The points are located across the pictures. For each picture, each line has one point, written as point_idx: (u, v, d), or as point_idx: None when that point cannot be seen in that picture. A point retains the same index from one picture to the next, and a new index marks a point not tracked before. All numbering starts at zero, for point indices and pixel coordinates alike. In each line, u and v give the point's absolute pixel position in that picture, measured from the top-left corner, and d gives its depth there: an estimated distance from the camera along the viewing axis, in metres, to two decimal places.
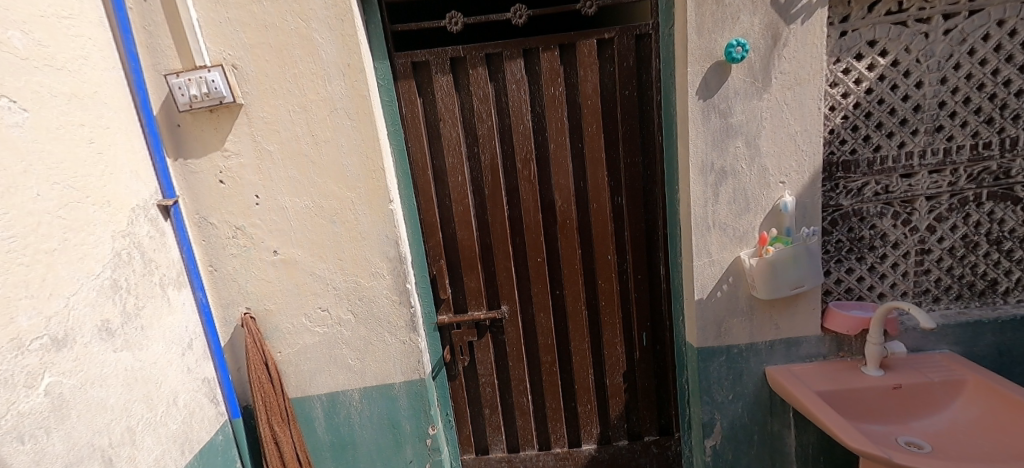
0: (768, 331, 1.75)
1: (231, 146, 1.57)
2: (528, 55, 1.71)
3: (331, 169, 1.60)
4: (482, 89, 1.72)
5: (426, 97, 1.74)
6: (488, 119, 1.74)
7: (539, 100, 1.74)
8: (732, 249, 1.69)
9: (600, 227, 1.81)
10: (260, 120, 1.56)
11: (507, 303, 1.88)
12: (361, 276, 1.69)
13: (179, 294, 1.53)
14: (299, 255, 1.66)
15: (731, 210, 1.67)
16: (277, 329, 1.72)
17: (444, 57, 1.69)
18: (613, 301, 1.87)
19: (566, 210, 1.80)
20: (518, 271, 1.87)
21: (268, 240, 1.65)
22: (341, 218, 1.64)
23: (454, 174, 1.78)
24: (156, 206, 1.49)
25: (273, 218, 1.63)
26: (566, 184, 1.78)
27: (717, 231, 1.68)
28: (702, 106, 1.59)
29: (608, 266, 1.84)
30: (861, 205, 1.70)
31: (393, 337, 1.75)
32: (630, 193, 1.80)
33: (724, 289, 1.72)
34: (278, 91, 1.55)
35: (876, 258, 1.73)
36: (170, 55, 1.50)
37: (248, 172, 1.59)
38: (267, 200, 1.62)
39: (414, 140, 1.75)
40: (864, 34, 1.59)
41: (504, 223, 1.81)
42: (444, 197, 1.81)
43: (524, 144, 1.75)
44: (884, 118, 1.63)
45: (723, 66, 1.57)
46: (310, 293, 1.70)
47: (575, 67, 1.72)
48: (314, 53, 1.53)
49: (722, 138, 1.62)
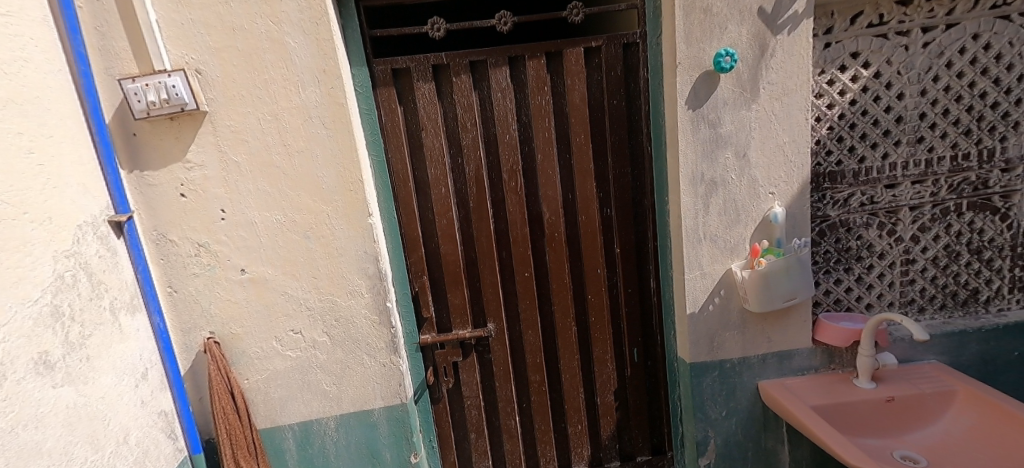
0: (761, 345, 1.72)
1: (194, 157, 1.45)
2: (514, 62, 1.65)
3: (306, 181, 1.52)
4: (466, 97, 1.65)
5: (406, 105, 1.65)
6: (472, 128, 1.67)
7: (525, 109, 1.68)
8: (723, 261, 1.67)
9: (589, 240, 1.75)
10: (227, 129, 1.45)
11: (493, 320, 1.79)
12: (338, 295, 1.60)
13: (132, 320, 1.38)
14: (270, 273, 1.55)
15: (721, 221, 1.64)
16: (244, 355, 1.58)
17: (426, 64, 1.62)
18: (603, 316, 1.81)
19: (555, 222, 1.74)
20: (505, 286, 1.79)
21: (235, 257, 1.52)
22: (316, 233, 1.55)
23: (437, 186, 1.69)
24: (106, 222, 1.35)
25: (241, 233, 1.51)
26: (554, 196, 1.72)
27: (708, 242, 1.66)
28: (691, 116, 1.57)
29: (598, 280, 1.78)
30: (848, 216, 1.70)
31: (372, 359, 1.64)
32: (620, 204, 1.75)
33: (716, 302, 1.70)
34: (247, 98, 1.44)
35: (863, 269, 1.73)
36: (124, 58, 1.37)
37: (212, 185, 1.47)
38: (234, 215, 1.50)
39: (393, 149, 1.66)
40: (848, 45, 1.60)
41: (490, 237, 1.74)
42: (426, 210, 1.72)
43: (510, 154, 1.69)
44: (868, 129, 1.64)
45: (711, 76, 1.54)
46: (280, 315, 1.58)
47: (561, 76, 1.67)
48: (287, 58, 1.44)
49: (712, 148, 1.59)
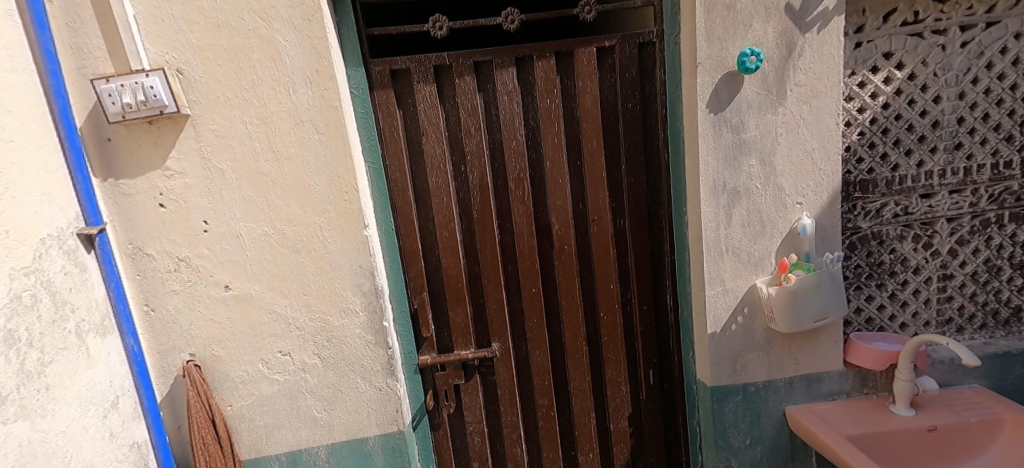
0: (787, 366, 1.60)
1: (174, 164, 1.33)
2: (521, 63, 1.54)
3: (297, 190, 1.41)
4: (469, 99, 1.53)
5: (405, 108, 1.54)
6: (476, 133, 1.55)
7: (533, 113, 1.57)
8: (747, 277, 1.56)
9: (601, 253, 1.63)
10: (211, 133, 1.33)
11: (498, 340, 1.66)
12: (330, 314, 1.48)
13: (103, 344, 1.25)
14: (256, 290, 1.43)
15: (745, 233, 1.53)
16: (227, 379, 1.45)
17: (427, 64, 1.50)
18: (616, 335, 1.68)
19: (564, 234, 1.62)
20: (511, 303, 1.66)
21: (218, 272, 1.40)
22: (307, 246, 1.44)
23: (438, 195, 1.57)
24: (75, 235, 1.22)
25: (225, 247, 1.39)
26: (564, 206, 1.60)
27: (730, 256, 1.54)
28: (713, 120, 1.45)
29: (611, 297, 1.66)
30: (881, 228, 1.57)
31: (367, 383, 1.52)
32: (634, 215, 1.62)
33: (739, 322, 1.58)
34: (232, 100, 1.33)
35: (897, 285, 1.61)
36: (99, 56, 1.25)
37: (195, 194, 1.35)
38: (218, 226, 1.38)
39: (391, 156, 1.54)
40: (880, 45, 1.48)
41: (495, 250, 1.62)
42: (426, 221, 1.60)
43: (517, 161, 1.57)
44: (902, 134, 1.52)
45: (735, 77, 1.43)
46: (267, 336, 1.46)
47: (572, 77, 1.56)
48: (276, 57, 1.33)
49: (735, 155, 1.48)
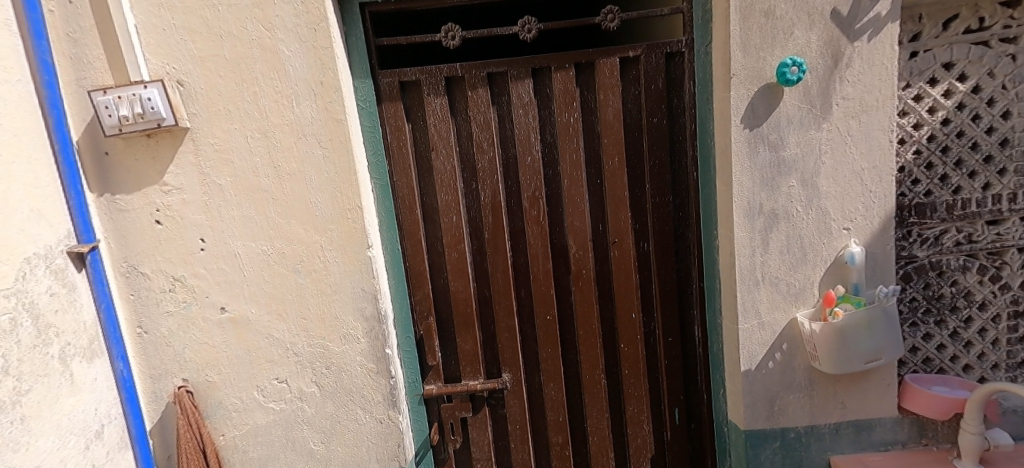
0: (831, 410, 1.43)
1: (171, 179, 1.27)
2: (538, 74, 1.44)
3: (298, 208, 1.33)
4: (482, 113, 1.44)
5: (415, 122, 1.45)
6: (489, 149, 1.45)
7: (550, 128, 1.46)
8: (786, 309, 1.40)
9: (623, 279, 1.50)
10: (210, 147, 1.27)
11: (509, 370, 1.54)
12: (330, 340, 1.39)
13: (89, 368, 1.19)
14: (253, 313, 1.35)
15: (783, 261, 1.38)
16: (220, 406, 1.37)
17: (438, 76, 1.42)
18: (638, 369, 1.54)
19: (582, 258, 1.50)
20: (524, 331, 1.54)
21: (214, 293, 1.33)
22: (307, 267, 1.36)
23: (447, 214, 1.48)
24: (65, 254, 1.16)
25: (222, 266, 1.32)
26: (582, 228, 1.48)
27: (767, 286, 1.39)
28: (748, 137, 1.32)
29: (632, 327, 1.52)
30: (940, 257, 1.40)
31: (367, 415, 1.42)
32: (659, 238, 1.49)
33: (776, 359, 1.42)
34: (233, 112, 1.26)
35: (959, 322, 1.43)
36: (98, 67, 1.20)
37: (192, 211, 1.29)
38: (215, 244, 1.31)
39: (399, 172, 1.45)
40: (939, 54, 1.33)
41: (507, 273, 1.51)
42: (435, 242, 1.51)
43: (532, 179, 1.46)
44: (965, 153, 1.36)
45: (773, 90, 1.30)
46: (263, 361, 1.37)
47: (592, 90, 1.45)
48: (279, 68, 1.26)
49: (773, 175, 1.34)
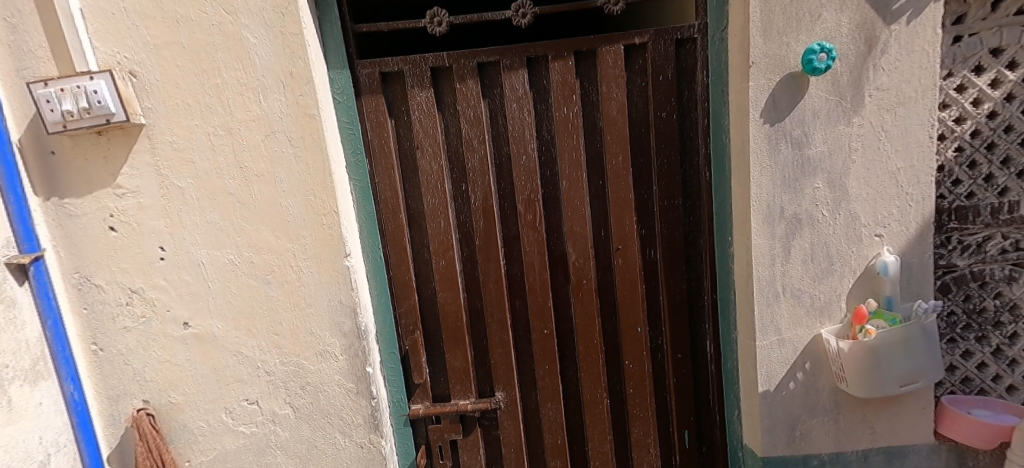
0: (858, 435, 1.30)
1: (126, 181, 1.14)
2: (534, 64, 1.30)
3: (267, 213, 1.20)
4: (472, 107, 1.30)
5: (398, 117, 1.32)
6: (480, 147, 1.32)
7: (547, 123, 1.32)
8: (809, 325, 1.26)
9: (628, 290, 1.37)
10: (168, 146, 1.14)
11: (503, 389, 1.41)
12: (305, 357, 1.27)
13: (32, 393, 1.07)
14: (219, 328, 1.23)
15: (806, 272, 1.24)
16: (184, 430, 1.26)
17: (423, 66, 1.28)
18: (644, 388, 1.41)
19: (583, 267, 1.36)
20: (519, 346, 1.42)
21: (176, 307, 1.21)
22: (278, 278, 1.23)
23: (434, 219, 1.35)
24: (3, 265, 1.04)
25: (184, 277, 1.20)
26: (583, 234, 1.35)
27: (788, 299, 1.25)
28: (769, 133, 1.18)
29: (638, 342, 1.39)
30: (983, 267, 1.25)
31: (347, 439, 1.30)
32: (668, 245, 1.35)
33: (798, 379, 1.28)
34: (193, 106, 1.13)
35: (1003, 338, 1.28)
36: (40, 56, 1.07)
37: (149, 216, 1.16)
38: (176, 253, 1.19)
39: (381, 173, 1.32)
40: (987, 39, 1.17)
41: (501, 283, 1.37)
42: (421, 249, 1.38)
43: (527, 180, 1.33)
44: (1014, 150, 1.20)
45: (798, 80, 1.15)
46: (231, 381, 1.25)
47: (594, 81, 1.31)
48: (243, 57, 1.12)
49: (796, 175, 1.20)
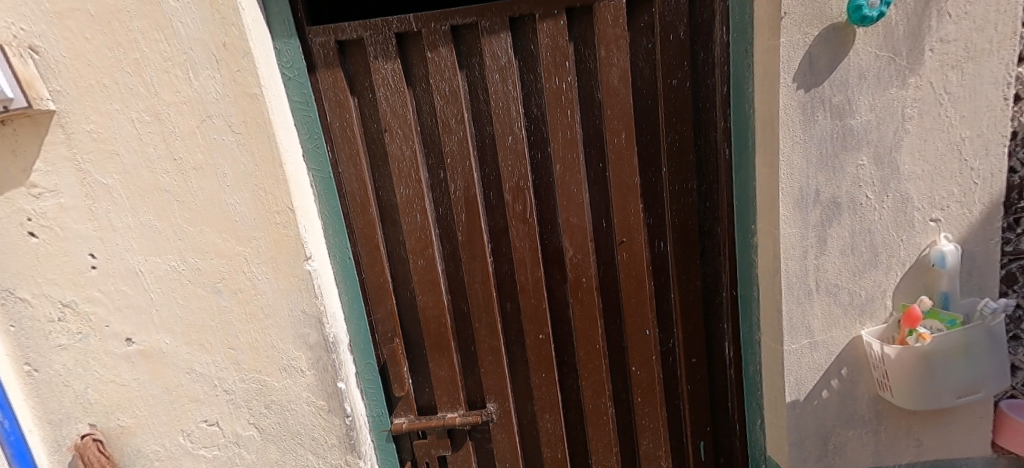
0: (901, 449, 1.13)
1: (41, 180, 0.97)
2: (518, 26, 1.09)
3: (210, 213, 1.03)
4: (447, 80, 1.10)
5: (361, 95, 1.13)
6: (458, 128, 1.13)
7: (536, 97, 1.12)
8: (847, 326, 1.08)
9: (634, 287, 1.19)
10: (87, 137, 0.97)
11: (495, 399, 1.27)
12: (267, 374, 1.12)
13: None
14: (167, 344, 1.08)
15: (845, 265, 1.05)
16: (140, 455, 1.14)
17: (386, 32, 1.08)
18: (654, 396, 1.25)
19: (582, 263, 1.19)
20: (511, 352, 1.26)
21: (115, 322, 1.06)
22: (230, 286, 1.07)
23: (409, 212, 1.17)
24: None
25: (121, 288, 1.05)
26: (581, 225, 1.17)
27: (823, 297, 1.07)
28: (804, 100, 0.97)
29: (646, 346, 1.23)
30: None
31: (321, 460, 1.17)
32: (680, 235, 1.17)
33: (832, 387, 1.11)
34: (111, 88, 0.95)
35: None
36: None
37: (73, 219, 1.00)
38: (109, 261, 1.03)
39: (345, 161, 1.14)
40: None
41: (488, 283, 1.20)
42: (396, 246, 1.21)
43: (514, 165, 1.14)
44: None
45: (841, 32, 0.94)
46: (186, 402, 1.12)
47: (591, 44, 1.09)
48: (164, 26, 0.93)
49: (836, 151, 1.00)
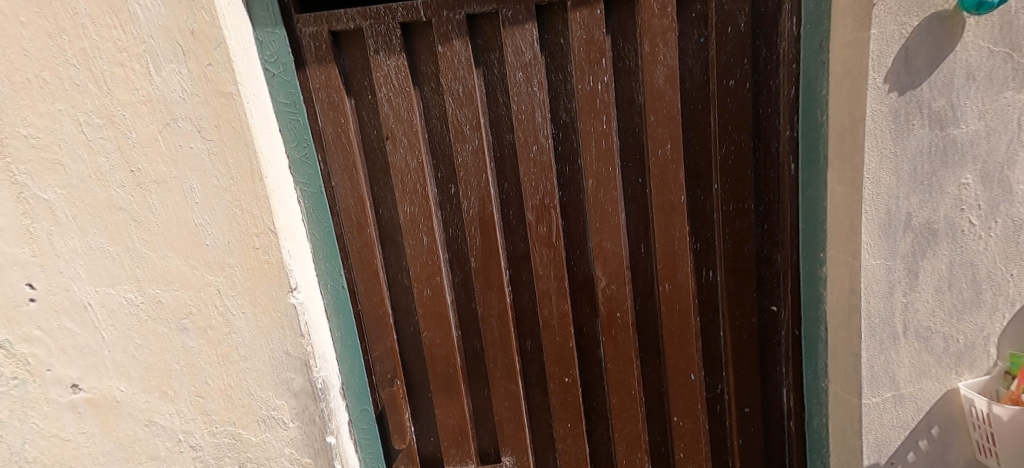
0: None
1: None
2: (546, 16, 0.92)
3: (175, 235, 0.86)
4: (461, 79, 0.93)
5: (359, 96, 0.96)
6: (473, 136, 0.95)
7: (566, 100, 0.95)
8: (939, 377, 0.90)
9: (677, 324, 1.01)
10: (25, 143, 0.80)
11: (511, 452, 1.09)
12: (242, 426, 0.94)
13: None
14: (123, 391, 0.91)
15: (940, 303, 0.87)
16: None
17: (390, 22, 0.91)
18: (698, 451, 1.07)
19: (616, 295, 1.01)
20: (531, 397, 1.08)
21: (59, 365, 0.88)
22: (199, 323, 0.90)
23: (414, 234, 1.00)
24: None
25: (66, 326, 0.87)
26: (616, 251, 0.99)
27: (912, 341, 0.89)
28: (897, 106, 0.80)
29: (690, 393, 1.04)
30: None
31: None
32: (733, 264, 0.99)
33: (920, 448, 0.92)
34: (53, 84, 0.78)
35: None
36: None
37: (8, 241, 0.83)
38: (52, 292, 0.85)
39: (339, 174, 0.97)
40: None
41: (506, 317, 1.03)
42: (398, 274, 1.03)
43: (538, 179, 0.97)
44: None
45: (945, 23, 0.77)
46: (145, 459, 0.94)
47: (632, 38, 0.92)
48: (118, 9, 0.76)
49: (935, 167, 0.82)
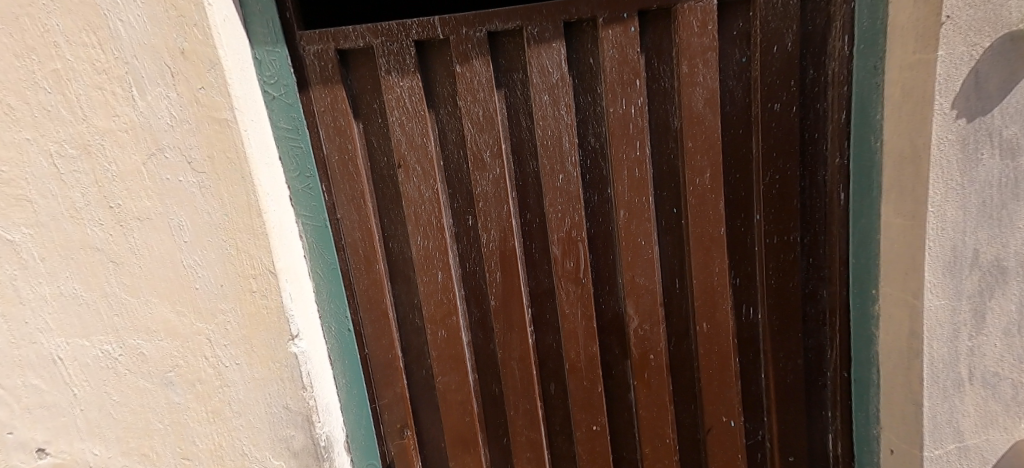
0: None
1: None
2: (574, 33, 0.84)
3: (160, 278, 0.75)
4: (481, 101, 0.85)
5: (368, 120, 0.87)
6: (493, 164, 0.87)
7: (596, 123, 0.87)
8: (1007, 426, 0.83)
9: (717, 367, 0.93)
10: None
11: None
12: None
13: None
14: (97, 455, 0.81)
15: (1009, 347, 0.80)
16: None
17: (403, 40, 0.82)
18: None
19: (649, 335, 0.92)
20: (555, 445, 0.99)
21: (23, 428, 0.78)
22: (186, 376, 0.79)
23: (428, 270, 0.90)
24: None
25: (31, 382, 0.77)
26: (649, 288, 0.91)
27: (978, 388, 0.81)
28: (964, 134, 0.73)
29: (729, 440, 0.96)
30: None
31: None
32: (777, 301, 0.91)
33: None
34: (21, 110, 0.69)
35: None
36: None
37: None
38: (17, 344, 0.75)
39: (344, 205, 0.87)
40: None
41: (528, 361, 0.93)
42: (410, 313, 0.94)
43: (565, 211, 0.88)
44: None
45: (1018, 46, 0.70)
46: None
47: (668, 58, 0.85)
48: (97, 25, 0.67)
49: (1005, 199, 0.75)
